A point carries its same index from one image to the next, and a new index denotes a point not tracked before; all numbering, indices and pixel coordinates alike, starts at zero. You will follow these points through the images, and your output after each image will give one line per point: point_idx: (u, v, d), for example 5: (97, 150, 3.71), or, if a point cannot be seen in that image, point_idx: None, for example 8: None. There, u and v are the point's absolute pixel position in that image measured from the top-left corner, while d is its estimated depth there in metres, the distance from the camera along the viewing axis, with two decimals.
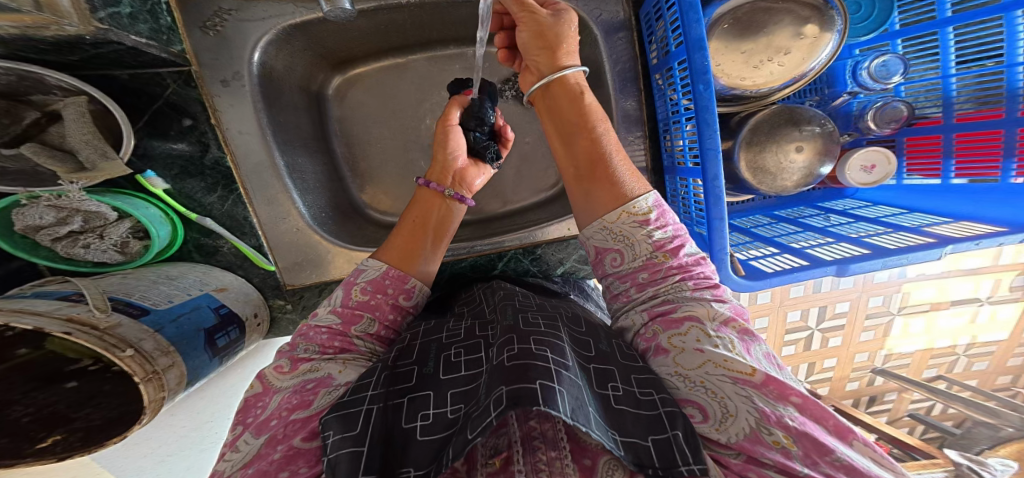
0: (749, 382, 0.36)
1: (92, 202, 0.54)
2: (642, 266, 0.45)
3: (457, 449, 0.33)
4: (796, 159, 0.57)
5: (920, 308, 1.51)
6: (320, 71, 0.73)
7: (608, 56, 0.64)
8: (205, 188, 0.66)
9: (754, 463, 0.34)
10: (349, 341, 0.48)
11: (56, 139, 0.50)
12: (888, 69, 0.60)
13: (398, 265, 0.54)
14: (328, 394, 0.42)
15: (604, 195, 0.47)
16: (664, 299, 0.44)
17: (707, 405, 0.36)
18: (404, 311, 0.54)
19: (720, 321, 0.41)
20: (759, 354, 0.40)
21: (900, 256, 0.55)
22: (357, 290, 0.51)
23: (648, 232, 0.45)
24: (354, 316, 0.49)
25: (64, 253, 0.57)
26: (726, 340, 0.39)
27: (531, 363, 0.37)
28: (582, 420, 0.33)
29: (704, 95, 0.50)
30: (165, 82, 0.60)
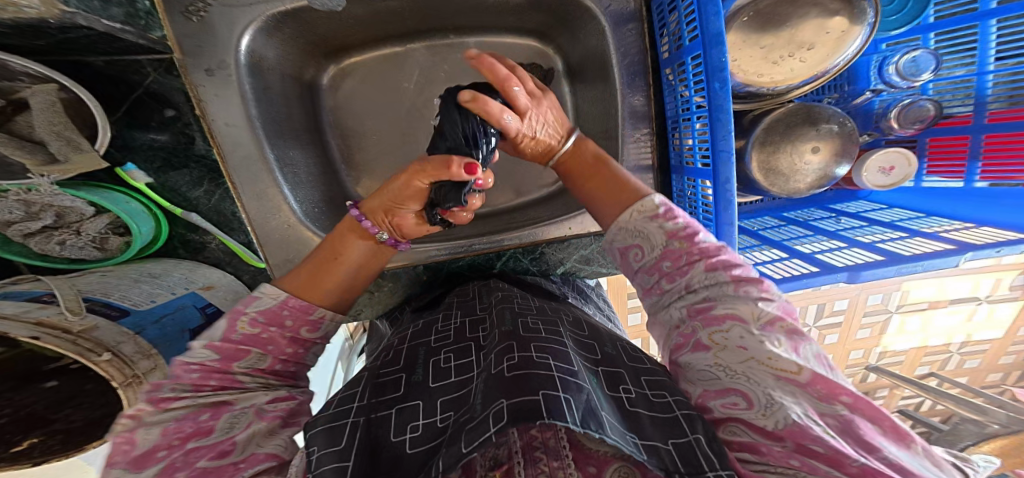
0: (794, 381, 0.31)
1: (66, 196, 0.51)
2: (663, 255, 0.40)
3: (447, 463, 0.30)
4: (811, 160, 0.54)
5: (918, 306, 1.51)
6: (314, 59, 0.70)
7: (616, 49, 0.61)
8: (191, 181, 0.63)
9: (800, 451, 0.29)
10: (235, 377, 0.37)
11: (25, 129, 0.47)
12: (917, 65, 0.58)
13: (302, 294, 0.43)
14: (230, 419, 0.34)
15: (615, 201, 0.45)
16: (707, 297, 0.37)
17: (751, 392, 0.31)
18: (306, 343, 0.43)
19: (766, 321, 0.34)
20: (809, 353, 0.34)
21: (916, 263, 0.53)
22: (244, 322, 0.39)
23: (660, 224, 0.41)
24: (241, 350, 0.38)
25: (38, 249, 0.54)
26: (771, 338, 0.33)
27: (532, 372, 0.36)
28: (594, 426, 0.31)
29: (720, 94, 0.47)
30: (145, 70, 0.56)
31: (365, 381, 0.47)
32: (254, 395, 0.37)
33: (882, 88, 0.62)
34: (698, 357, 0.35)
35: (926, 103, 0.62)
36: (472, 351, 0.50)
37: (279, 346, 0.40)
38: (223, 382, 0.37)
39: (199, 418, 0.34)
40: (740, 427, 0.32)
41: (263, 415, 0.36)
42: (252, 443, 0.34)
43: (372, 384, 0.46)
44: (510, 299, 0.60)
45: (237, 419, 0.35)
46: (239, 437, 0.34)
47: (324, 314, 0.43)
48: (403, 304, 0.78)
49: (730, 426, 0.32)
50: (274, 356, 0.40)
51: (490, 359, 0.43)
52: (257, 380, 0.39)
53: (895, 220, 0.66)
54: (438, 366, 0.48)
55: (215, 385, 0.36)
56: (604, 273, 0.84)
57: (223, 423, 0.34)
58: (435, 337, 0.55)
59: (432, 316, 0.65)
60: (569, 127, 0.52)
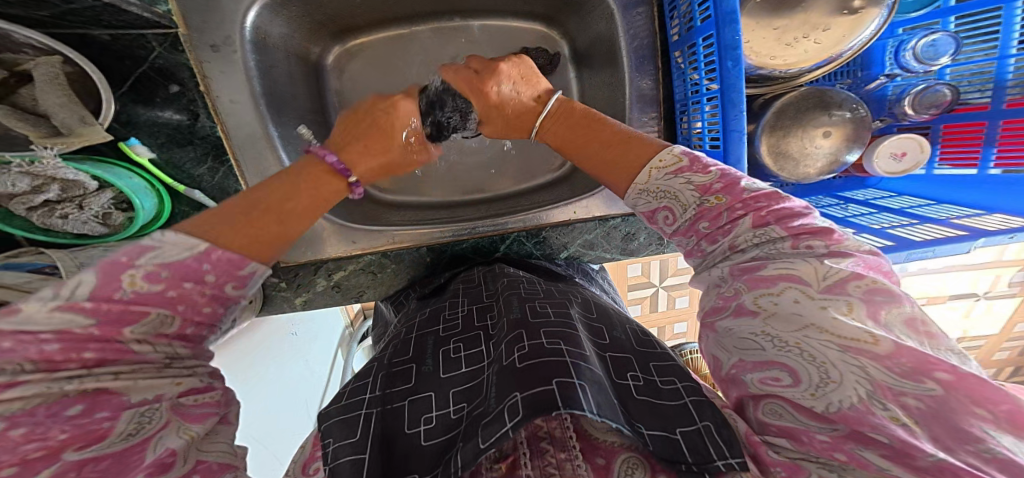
0: (868, 353, 0.27)
1: (69, 170, 0.50)
2: (698, 215, 0.39)
3: (467, 458, 0.32)
4: (821, 145, 0.54)
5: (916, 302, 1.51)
6: (319, 39, 0.69)
7: (625, 32, 0.60)
8: (196, 158, 0.62)
9: (855, 438, 0.27)
10: (125, 346, 0.29)
11: (28, 102, 0.47)
12: (935, 49, 0.58)
13: (221, 238, 0.33)
14: (136, 420, 0.29)
15: (626, 163, 0.44)
16: (757, 256, 0.35)
17: (800, 368, 0.29)
18: (228, 302, 0.34)
19: (833, 281, 0.31)
20: (893, 320, 0.29)
21: (926, 249, 0.55)
22: (135, 276, 0.29)
23: (686, 179, 0.39)
24: (135, 313, 0.29)
25: (40, 223, 0.53)
26: (839, 302, 0.30)
27: (544, 360, 0.37)
28: (608, 415, 0.32)
29: (732, 72, 0.47)
30: (150, 45, 0.55)
31: (378, 372, 0.49)
32: (155, 380, 0.30)
33: (897, 72, 0.63)
34: (741, 323, 0.33)
35: (944, 88, 0.60)
36: (481, 341, 0.51)
37: (192, 304, 0.32)
38: (104, 353, 0.28)
39: (68, 415, 0.26)
40: (785, 406, 0.30)
41: (185, 411, 0.32)
42: (193, 448, 0.31)
43: (385, 373, 0.48)
44: (518, 284, 0.60)
45: (149, 418, 0.29)
46: (177, 444, 0.30)
47: (258, 269, 0.35)
48: (408, 288, 0.78)
49: (772, 404, 0.30)
50: (183, 317, 0.32)
51: (500, 349, 0.44)
52: (158, 348, 0.31)
53: (904, 207, 0.65)
54: (447, 356, 0.50)
55: (91, 357, 0.28)
56: (608, 259, 0.84)
57: (126, 426, 0.28)
58: (444, 326, 0.57)
59: (440, 303, 0.65)
60: (547, 90, 0.57)
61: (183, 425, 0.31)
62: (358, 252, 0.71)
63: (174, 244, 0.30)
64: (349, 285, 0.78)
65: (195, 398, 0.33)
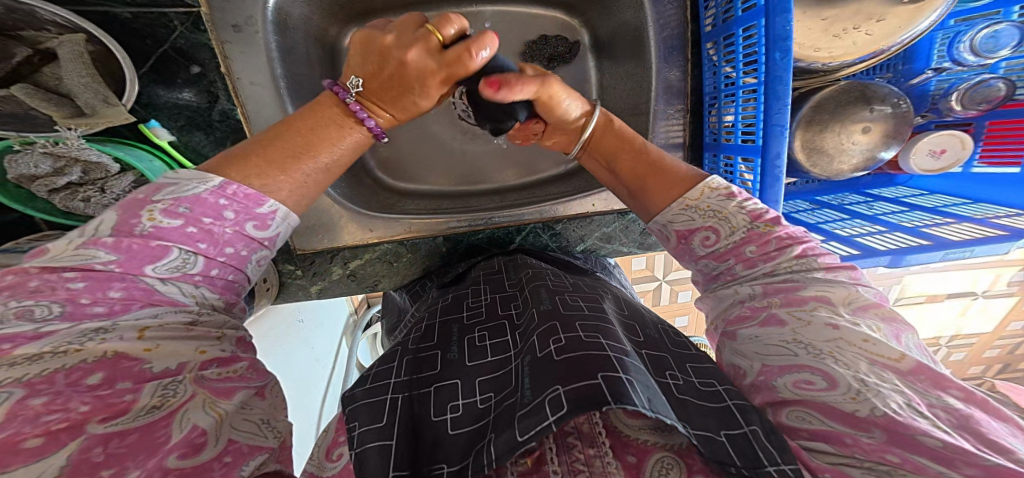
0: (892, 368, 0.31)
1: (93, 151, 0.49)
2: (746, 238, 0.40)
3: (500, 450, 0.31)
4: (859, 141, 0.53)
5: (916, 300, 1.51)
6: (337, 21, 0.67)
7: (655, 21, 0.58)
8: (214, 142, 0.61)
9: (897, 443, 0.27)
10: (154, 286, 0.30)
11: (50, 81, 0.46)
12: (995, 41, 0.56)
13: (243, 178, 0.35)
14: (159, 393, 0.27)
15: (673, 180, 0.45)
16: (789, 279, 0.38)
17: (835, 373, 0.30)
18: (251, 245, 0.35)
19: (857, 306, 0.35)
20: (909, 343, 0.33)
21: (964, 248, 0.54)
22: (154, 211, 0.30)
23: (738, 204, 0.42)
24: (156, 248, 0.30)
25: (61, 207, 0.52)
26: (870, 322, 0.33)
27: (584, 353, 0.37)
28: (662, 411, 0.31)
29: (779, 64, 0.46)
30: (171, 25, 0.53)
31: (402, 356, 0.49)
32: (178, 341, 0.30)
33: (947, 66, 0.60)
34: (768, 332, 0.35)
35: (997, 82, 0.59)
36: (506, 330, 0.51)
37: (214, 241, 0.32)
38: (130, 292, 0.29)
39: (86, 383, 0.25)
40: (813, 413, 0.30)
41: (205, 383, 0.29)
42: (226, 426, 0.29)
43: (409, 358, 0.48)
44: (543, 276, 0.59)
45: (173, 391, 0.27)
46: (205, 423, 0.28)
47: (276, 209, 0.36)
48: (424, 278, 0.78)
49: (798, 411, 0.31)
50: (206, 257, 0.32)
51: (529, 340, 0.44)
52: (184, 290, 0.31)
53: (937, 206, 0.64)
54: (473, 344, 0.50)
55: (118, 297, 0.28)
56: (624, 253, 0.83)
57: (149, 399, 0.26)
58: (467, 313, 0.57)
59: (460, 291, 0.65)
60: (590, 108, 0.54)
61: (211, 400, 0.29)
62: (375, 240, 0.71)
63: (190, 178, 0.33)
64: (364, 274, 0.77)
65: (220, 372, 0.31)
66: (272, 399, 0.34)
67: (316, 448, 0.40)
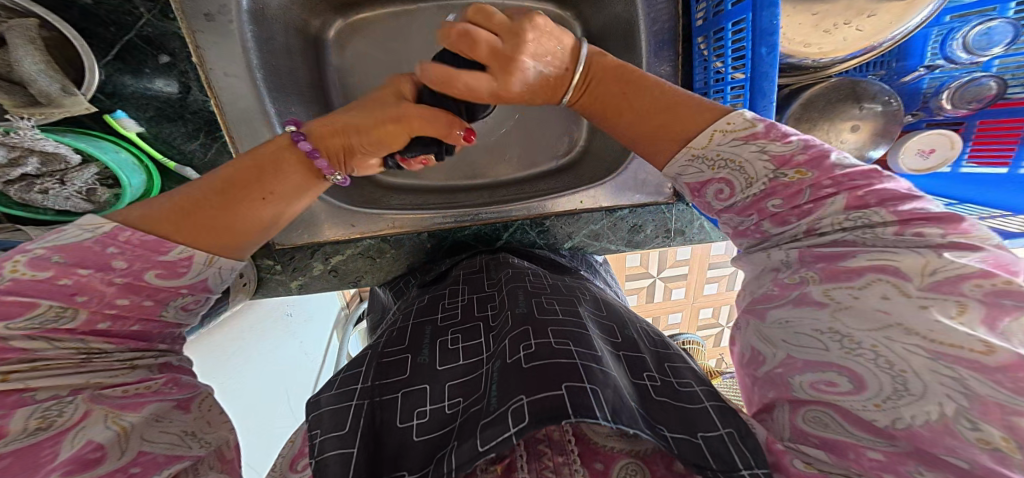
0: (980, 366, 0.23)
1: (48, 141, 0.48)
2: (768, 191, 0.33)
3: (461, 460, 0.30)
4: (847, 139, 0.52)
5: None
6: (318, 11, 0.65)
7: (646, 14, 0.55)
8: (187, 134, 0.59)
9: (923, 458, 0.24)
10: (9, 343, 0.26)
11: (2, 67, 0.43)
12: (989, 37, 0.55)
13: (161, 222, 0.33)
14: (39, 415, 0.26)
15: (680, 127, 0.38)
16: (842, 240, 0.31)
17: (866, 375, 0.27)
18: (158, 295, 0.33)
19: (942, 277, 0.26)
20: (1016, 333, 0.24)
21: None
22: (20, 261, 0.27)
23: (761, 147, 0.33)
24: (13, 304, 0.26)
25: (18, 198, 0.51)
26: (947, 302, 0.26)
27: (551, 362, 0.36)
28: (627, 421, 0.30)
29: (766, 59, 0.45)
30: (137, 11, 0.51)
31: (370, 360, 0.48)
32: (64, 377, 0.28)
33: (940, 63, 0.59)
34: (802, 316, 0.30)
35: (989, 81, 0.58)
36: (481, 333, 0.50)
37: (99, 296, 0.29)
38: None
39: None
40: (831, 414, 0.28)
41: (103, 401, 0.29)
42: (136, 437, 0.30)
43: (378, 362, 0.47)
44: (523, 276, 0.58)
45: (58, 411, 0.27)
46: (103, 438, 0.28)
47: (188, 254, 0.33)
48: (408, 274, 0.77)
49: (815, 411, 0.29)
50: (88, 311, 0.29)
51: (502, 344, 0.43)
52: (59, 345, 0.28)
53: None
54: (445, 347, 0.48)
55: None
56: (612, 250, 0.82)
57: (27, 422, 0.26)
58: (442, 314, 0.56)
59: (439, 290, 0.64)
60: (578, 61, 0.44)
61: (113, 413, 0.29)
62: (357, 236, 0.69)
63: (81, 224, 0.30)
64: (347, 270, 0.76)
65: (126, 389, 0.31)
66: (199, 411, 0.35)
67: (281, 459, 0.39)
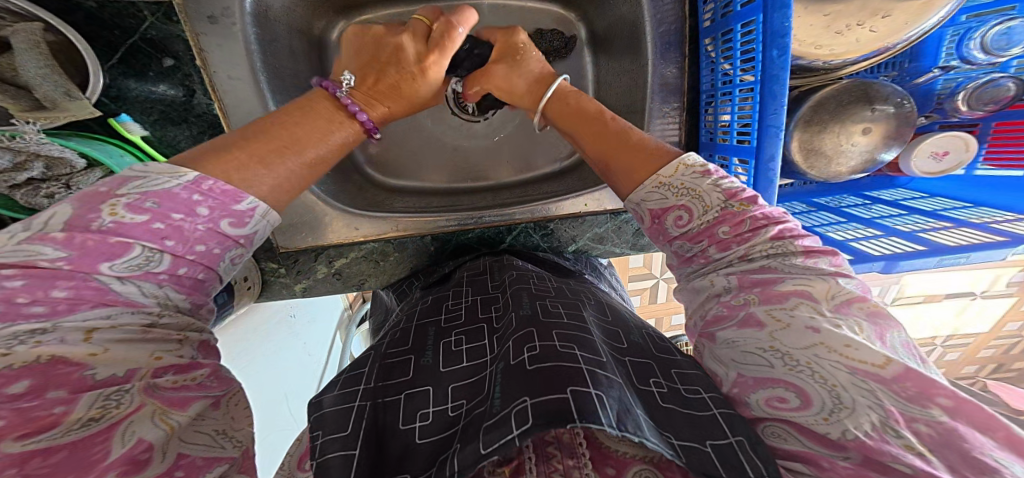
0: (875, 376, 0.28)
1: (54, 145, 0.48)
2: (720, 218, 0.37)
3: (464, 464, 0.29)
4: (859, 142, 0.51)
5: (913, 299, 1.52)
6: (321, 13, 0.65)
7: (652, 15, 0.54)
8: (191, 137, 0.59)
9: (874, 468, 0.26)
10: (106, 286, 0.27)
11: (7, 71, 0.46)
12: (1008, 38, 0.54)
13: (223, 171, 0.33)
14: (99, 404, 0.25)
15: (644, 158, 0.42)
16: (766, 266, 0.35)
17: (811, 390, 0.29)
18: (225, 243, 0.32)
19: (841, 301, 0.32)
20: (896, 342, 0.30)
21: (959, 255, 0.49)
22: (116, 206, 0.28)
23: (714, 182, 0.38)
24: (116, 245, 0.27)
25: (24, 203, 0.50)
26: (849, 321, 0.30)
27: (559, 364, 0.35)
28: (631, 429, 0.30)
29: (777, 62, 0.43)
30: (141, 15, 0.51)
31: (374, 362, 0.47)
32: (130, 346, 0.28)
33: (954, 64, 0.57)
34: (745, 336, 0.33)
35: (1007, 82, 0.57)
36: (484, 334, 0.49)
37: (184, 239, 0.30)
38: (77, 292, 0.26)
39: (9, 393, 0.22)
40: (787, 429, 0.30)
41: (157, 393, 0.28)
42: (174, 440, 0.28)
43: (381, 364, 0.46)
44: (527, 279, 0.58)
45: (117, 401, 0.26)
46: (153, 437, 0.26)
47: (257, 206, 0.34)
48: (410, 277, 0.76)
49: (772, 427, 0.31)
50: (174, 256, 0.30)
51: (505, 346, 0.42)
52: (144, 290, 0.29)
53: (937, 209, 0.59)
54: (448, 349, 0.48)
55: (62, 297, 0.25)
56: (616, 254, 0.81)
57: (86, 411, 0.24)
58: (446, 316, 0.56)
59: (443, 292, 0.64)
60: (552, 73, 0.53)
61: (162, 410, 0.28)
62: (361, 239, 0.68)
63: (161, 172, 0.30)
64: (350, 273, 0.75)
65: (175, 379, 0.29)
66: (226, 408, 0.33)
67: (289, 457, 0.39)
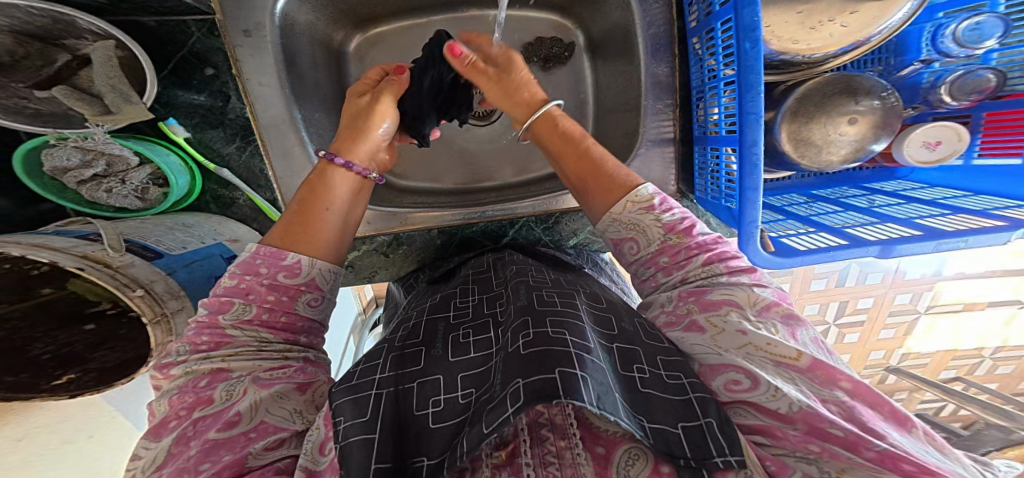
0: (794, 367, 0.37)
1: (116, 145, 0.57)
2: (659, 250, 0.47)
3: (471, 443, 0.32)
4: (847, 132, 0.51)
5: (950, 308, 1.46)
6: (341, 27, 0.72)
7: (641, 20, 0.58)
8: (225, 138, 0.66)
9: (817, 435, 0.33)
10: (225, 331, 0.41)
11: (85, 83, 0.54)
12: (980, 32, 0.54)
13: (285, 242, 0.46)
14: (226, 388, 0.37)
15: (607, 189, 0.51)
16: (701, 286, 0.45)
17: (757, 374, 0.36)
18: (289, 291, 0.44)
19: (761, 307, 0.41)
20: (806, 338, 0.40)
21: (959, 238, 0.48)
22: (225, 276, 0.43)
23: (656, 216, 0.48)
24: (224, 304, 0.41)
25: (88, 196, 0.60)
26: (768, 324, 0.40)
27: (552, 347, 0.38)
28: (608, 408, 0.33)
29: (750, 54, 0.44)
30: (190, 31, 0.59)
31: (388, 354, 0.49)
32: (246, 359, 0.40)
33: (934, 58, 0.58)
34: (692, 337, 0.43)
35: (987, 72, 0.56)
36: (490, 328, 0.52)
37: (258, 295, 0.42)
38: (213, 337, 0.40)
39: (199, 385, 0.38)
40: (748, 408, 0.36)
41: (260, 382, 0.38)
42: (259, 410, 0.37)
43: (394, 355, 0.48)
44: (526, 272, 0.62)
45: (233, 386, 0.38)
46: (242, 407, 0.36)
47: (300, 258, 0.45)
48: (418, 270, 0.80)
49: (737, 409, 0.37)
50: (257, 305, 0.42)
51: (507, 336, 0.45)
52: (246, 332, 0.41)
53: (938, 199, 0.59)
54: (457, 340, 0.50)
55: (205, 340, 0.40)
56: None
57: (221, 392, 0.37)
58: (454, 313, 0.59)
59: (450, 290, 0.67)
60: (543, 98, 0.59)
61: (257, 391, 0.38)
62: (374, 233, 0.73)
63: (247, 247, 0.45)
64: (362, 265, 0.80)
65: (270, 373, 0.40)
66: (310, 395, 0.41)
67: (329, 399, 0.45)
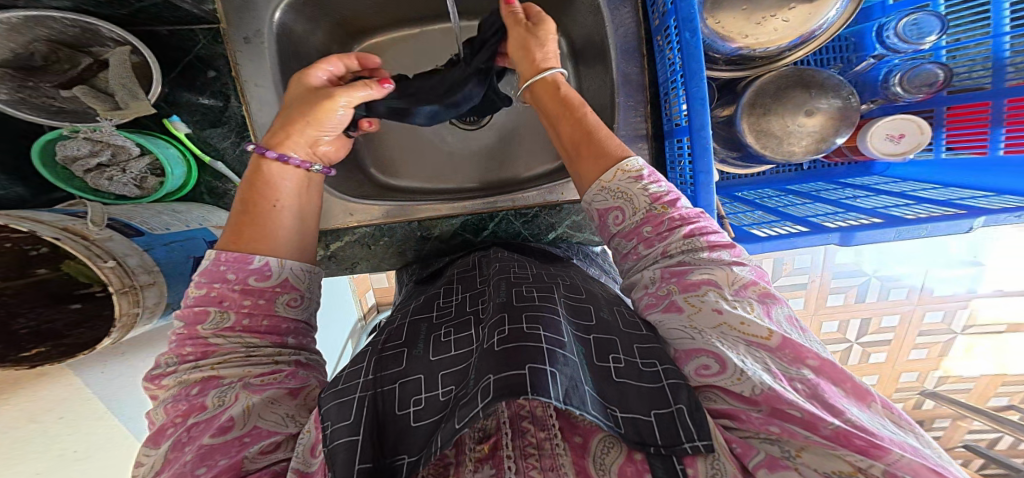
0: (764, 346, 0.36)
1: (119, 137, 0.62)
2: (644, 220, 0.45)
3: (445, 438, 0.31)
4: (805, 123, 0.52)
5: (993, 328, 1.37)
6: (338, 39, 0.77)
7: (611, 25, 0.61)
8: (223, 135, 0.71)
9: (777, 416, 0.31)
10: (207, 341, 0.40)
11: (102, 83, 0.60)
12: (920, 28, 0.55)
13: (243, 246, 0.46)
14: (218, 394, 0.37)
15: (599, 158, 0.49)
16: (682, 261, 0.43)
17: (724, 358, 0.35)
18: (265, 294, 0.44)
19: (740, 286, 0.40)
20: (780, 316, 0.39)
21: (918, 226, 0.47)
22: (191, 288, 0.42)
23: (644, 186, 0.46)
24: (199, 313, 0.41)
25: (92, 184, 0.65)
26: (744, 302, 0.39)
27: (523, 344, 0.37)
28: (577, 403, 0.32)
29: (690, 43, 0.46)
30: (197, 38, 0.66)
31: (370, 357, 0.47)
32: (237, 366, 0.40)
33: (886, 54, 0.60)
34: (670, 318, 0.41)
35: (934, 67, 0.57)
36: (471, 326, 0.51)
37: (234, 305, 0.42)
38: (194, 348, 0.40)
39: (191, 393, 0.38)
40: (717, 392, 0.35)
41: (252, 388, 0.38)
42: (252, 415, 0.36)
43: (377, 357, 0.46)
44: (508, 269, 0.63)
45: (225, 393, 0.38)
46: (235, 412, 0.36)
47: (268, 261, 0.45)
48: (410, 269, 0.83)
49: (708, 393, 0.36)
50: (234, 312, 0.42)
51: (484, 333, 0.45)
52: (229, 340, 0.41)
53: (907, 191, 0.58)
54: (438, 340, 0.49)
55: (190, 352, 0.40)
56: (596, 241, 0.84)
57: (213, 399, 0.37)
58: (437, 313, 0.58)
59: (435, 290, 0.68)
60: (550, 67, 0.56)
61: (248, 396, 0.37)
62: (355, 224, 0.75)
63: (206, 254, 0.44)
64: (344, 256, 0.82)
65: (263, 379, 0.40)
66: (303, 399, 0.42)
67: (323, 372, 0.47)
